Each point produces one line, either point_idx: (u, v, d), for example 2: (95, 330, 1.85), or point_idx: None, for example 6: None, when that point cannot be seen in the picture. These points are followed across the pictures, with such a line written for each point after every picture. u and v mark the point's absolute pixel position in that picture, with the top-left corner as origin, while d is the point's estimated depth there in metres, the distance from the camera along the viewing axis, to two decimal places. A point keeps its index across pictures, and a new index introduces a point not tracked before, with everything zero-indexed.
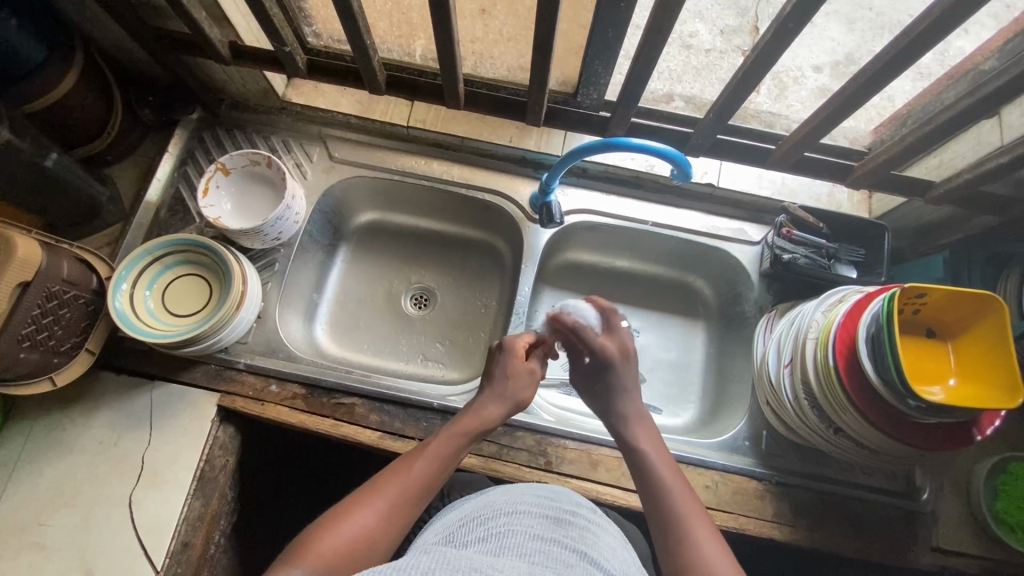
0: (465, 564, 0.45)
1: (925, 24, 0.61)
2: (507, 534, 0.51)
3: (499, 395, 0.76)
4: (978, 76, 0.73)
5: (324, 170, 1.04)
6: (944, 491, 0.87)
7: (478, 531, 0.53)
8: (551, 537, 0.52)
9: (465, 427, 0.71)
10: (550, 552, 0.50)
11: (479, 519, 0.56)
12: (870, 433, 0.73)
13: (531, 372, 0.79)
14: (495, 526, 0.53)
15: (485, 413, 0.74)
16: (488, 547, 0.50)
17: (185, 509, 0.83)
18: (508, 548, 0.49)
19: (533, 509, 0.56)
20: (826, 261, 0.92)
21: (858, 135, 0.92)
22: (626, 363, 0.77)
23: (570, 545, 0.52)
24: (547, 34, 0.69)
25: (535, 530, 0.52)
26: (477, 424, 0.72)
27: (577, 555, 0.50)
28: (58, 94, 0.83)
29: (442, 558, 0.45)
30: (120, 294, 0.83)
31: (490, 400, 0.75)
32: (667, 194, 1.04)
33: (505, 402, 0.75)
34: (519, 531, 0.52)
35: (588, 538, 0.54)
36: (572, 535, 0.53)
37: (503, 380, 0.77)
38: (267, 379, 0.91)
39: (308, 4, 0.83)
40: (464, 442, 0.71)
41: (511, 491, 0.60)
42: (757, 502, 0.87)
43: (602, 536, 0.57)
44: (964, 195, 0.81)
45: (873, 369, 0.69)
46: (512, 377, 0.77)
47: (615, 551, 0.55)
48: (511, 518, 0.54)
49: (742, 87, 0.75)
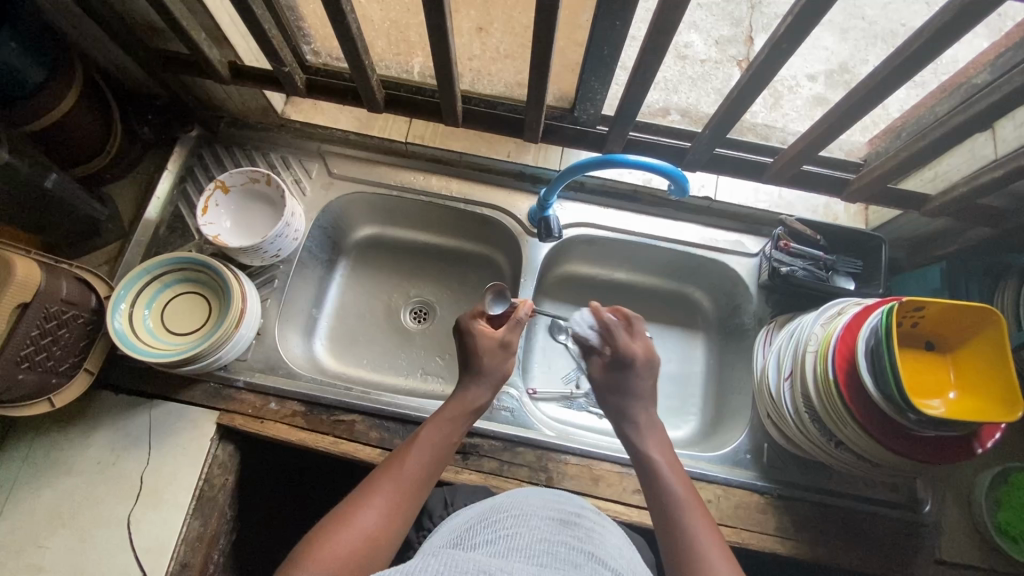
0: (474, 566, 0.44)
1: (917, 44, 0.61)
2: (515, 536, 0.51)
3: (479, 377, 0.78)
4: (970, 90, 0.73)
5: (323, 186, 1.04)
6: (946, 502, 0.87)
7: (485, 534, 0.52)
8: (558, 539, 0.51)
9: (452, 415, 0.74)
10: (559, 553, 0.49)
11: (487, 522, 0.55)
12: (867, 446, 0.73)
13: (507, 346, 0.80)
14: (503, 528, 0.53)
15: (471, 396, 0.77)
16: (497, 550, 0.49)
17: (185, 529, 0.82)
18: (517, 550, 0.48)
19: (540, 510, 0.56)
20: (824, 273, 0.92)
21: (854, 147, 0.92)
22: (649, 367, 0.78)
23: (578, 547, 0.51)
24: (543, 53, 0.70)
25: (541, 532, 0.52)
26: (462, 409, 0.75)
27: (585, 555, 0.50)
28: (57, 115, 0.83)
29: (450, 560, 0.44)
30: (120, 314, 0.83)
31: (474, 382, 0.77)
32: (665, 208, 1.04)
33: (490, 383, 0.78)
34: (526, 535, 0.51)
35: (594, 538, 0.54)
36: (579, 536, 0.53)
37: (478, 361, 0.78)
38: (266, 397, 0.90)
39: (307, 24, 0.83)
40: (453, 427, 0.73)
41: (516, 495, 0.60)
42: (760, 516, 0.86)
43: (608, 537, 0.56)
44: (960, 207, 0.82)
45: (872, 381, 0.69)
46: (487, 352, 0.79)
47: (622, 552, 0.55)
48: (519, 520, 0.54)
49: (740, 101, 0.75)
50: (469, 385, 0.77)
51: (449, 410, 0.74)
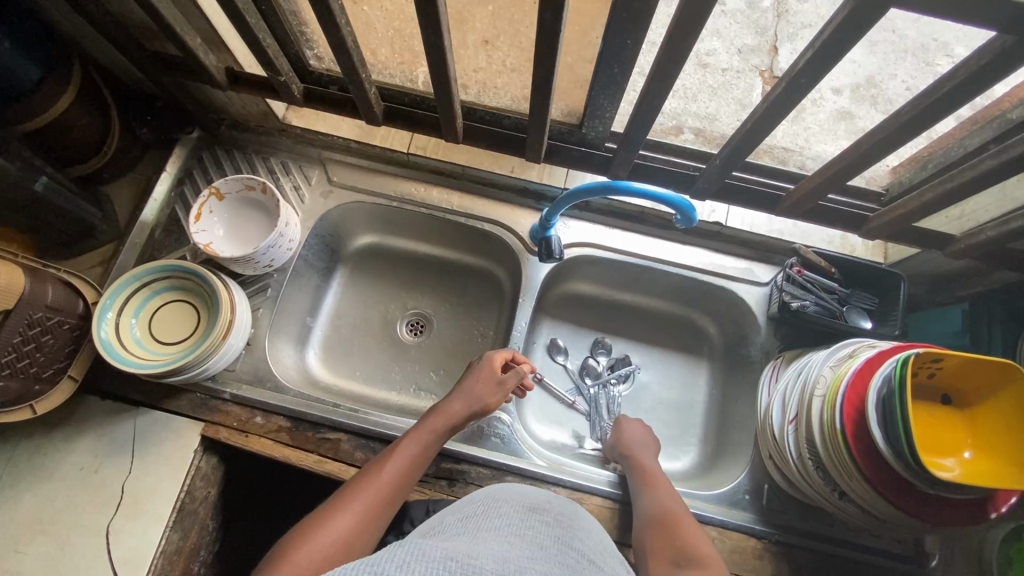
0: (441, 553, 0.40)
1: (951, 83, 0.56)
2: (481, 523, 0.49)
3: (465, 394, 0.80)
4: (1004, 127, 0.66)
5: (322, 194, 1.02)
6: (954, 559, 0.83)
7: (452, 524, 0.50)
8: (526, 525, 0.50)
9: (432, 427, 0.76)
10: (527, 536, 0.47)
11: (453, 515, 0.53)
12: (876, 502, 0.69)
13: (502, 382, 0.83)
14: (469, 518, 0.51)
15: (453, 410, 0.78)
16: (466, 531, 0.48)
17: (163, 542, 0.81)
18: (486, 531, 0.47)
19: (506, 503, 0.55)
20: (838, 307, 0.88)
21: (876, 173, 0.87)
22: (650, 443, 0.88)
23: (546, 531, 0.50)
24: (547, 71, 0.66)
25: (508, 519, 0.50)
26: (443, 422, 0.77)
27: (552, 538, 0.48)
28: (52, 116, 0.81)
29: (416, 549, 0.41)
30: (106, 323, 0.81)
31: (457, 401, 0.79)
32: (672, 230, 1.00)
33: (470, 402, 0.80)
34: (494, 519, 0.50)
35: (563, 524, 0.53)
36: (546, 521, 0.52)
37: (470, 385, 0.82)
38: (251, 410, 0.89)
39: (309, 29, 0.79)
40: (433, 439, 0.75)
41: (481, 493, 0.59)
42: (756, 562, 0.82)
43: (576, 523, 0.55)
44: (988, 250, 0.76)
45: (882, 434, 0.65)
46: (482, 379, 0.82)
47: (590, 535, 0.54)
48: (486, 511, 0.52)
49: (756, 130, 0.71)
50: (450, 400, 0.80)
51: (429, 423, 0.76)
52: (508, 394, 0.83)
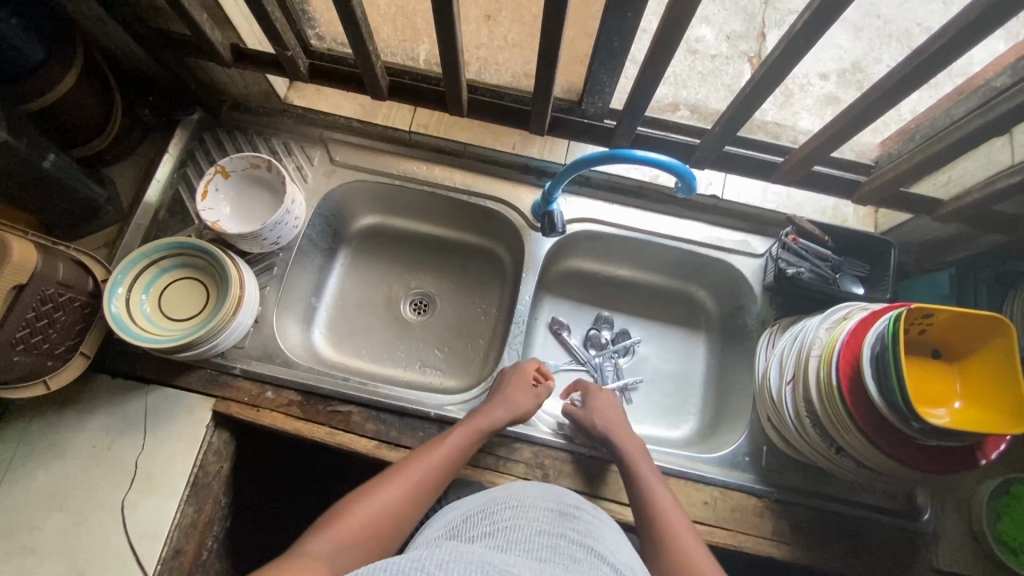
0: (478, 557, 0.42)
1: (936, 47, 0.59)
2: (514, 529, 0.52)
3: (505, 401, 0.84)
4: (989, 93, 0.69)
5: (325, 173, 1.03)
6: (946, 512, 0.86)
7: (484, 528, 0.53)
8: (557, 532, 0.52)
9: (475, 427, 0.81)
10: (558, 547, 0.50)
11: (486, 515, 0.56)
12: (873, 455, 0.72)
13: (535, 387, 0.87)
14: (501, 521, 0.54)
15: (495, 414, 0.83)
16: (499, 541, 0.50)
17: (178, 515, 0.82)
18: (518, 543, 0.50)
19: (537, 503, 0.57)
20: (831, 274, 0.91)
21: (865, 148, 0.91)
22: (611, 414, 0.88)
23: (576, 540, 0.52)
24: (552, 43, 0.68)
25: (540, 524, 0.53)
26: (485, 424, 0.81)
27: (584, 549, 0.51)
28: (58, 94, 0.81)
29: (454, 549, 0.43)
30: (117, 299, 0.82)
31: (499, 407, 0.83)
32: (671, 205, 1.03)
33: (510, 410, 0.84)
34: (525, 525, 0.53)
35: (592, 532, 0.55)
36: (577, 529, 0.54)
37: (508, 391, 0.86)
38: (262, 385, 0.90)
39: (312, 7, 0.82)
40: (475, 438, 0.80)
41: (515, 490, 0.61)
42: (756, 519, 0.86)
43: (606, 533, 0.58)
44: (975, 213, 0.80)
45: (876, 388, 0.68)
46: (520, 387, 0.86)
47: (619, 547, 0.56)
48: (518, 513, 0.55)
49: (752, 99, 0.73)
50: (493, 405, 0.84)
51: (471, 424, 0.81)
52: (542, 399, 0.88)
